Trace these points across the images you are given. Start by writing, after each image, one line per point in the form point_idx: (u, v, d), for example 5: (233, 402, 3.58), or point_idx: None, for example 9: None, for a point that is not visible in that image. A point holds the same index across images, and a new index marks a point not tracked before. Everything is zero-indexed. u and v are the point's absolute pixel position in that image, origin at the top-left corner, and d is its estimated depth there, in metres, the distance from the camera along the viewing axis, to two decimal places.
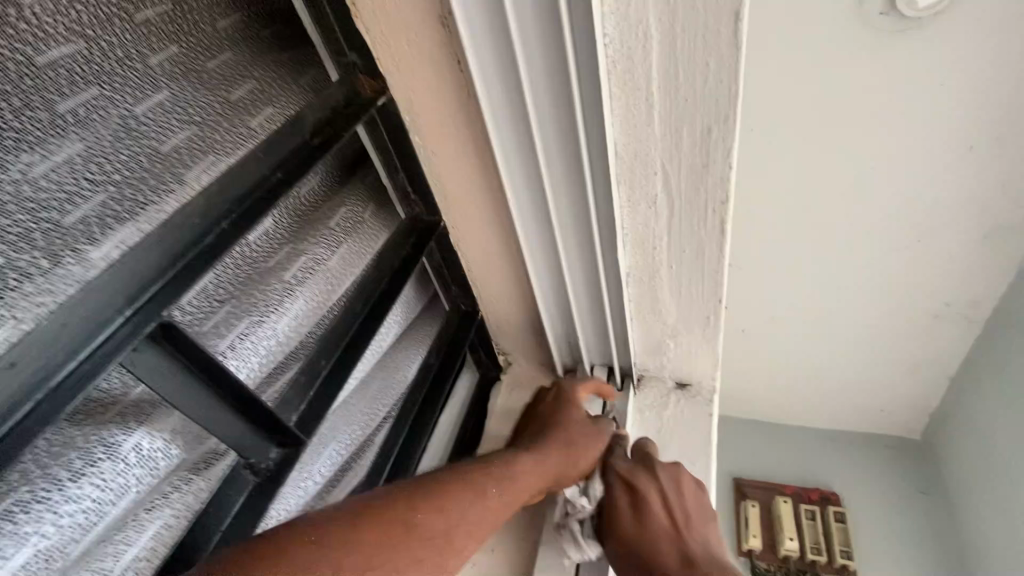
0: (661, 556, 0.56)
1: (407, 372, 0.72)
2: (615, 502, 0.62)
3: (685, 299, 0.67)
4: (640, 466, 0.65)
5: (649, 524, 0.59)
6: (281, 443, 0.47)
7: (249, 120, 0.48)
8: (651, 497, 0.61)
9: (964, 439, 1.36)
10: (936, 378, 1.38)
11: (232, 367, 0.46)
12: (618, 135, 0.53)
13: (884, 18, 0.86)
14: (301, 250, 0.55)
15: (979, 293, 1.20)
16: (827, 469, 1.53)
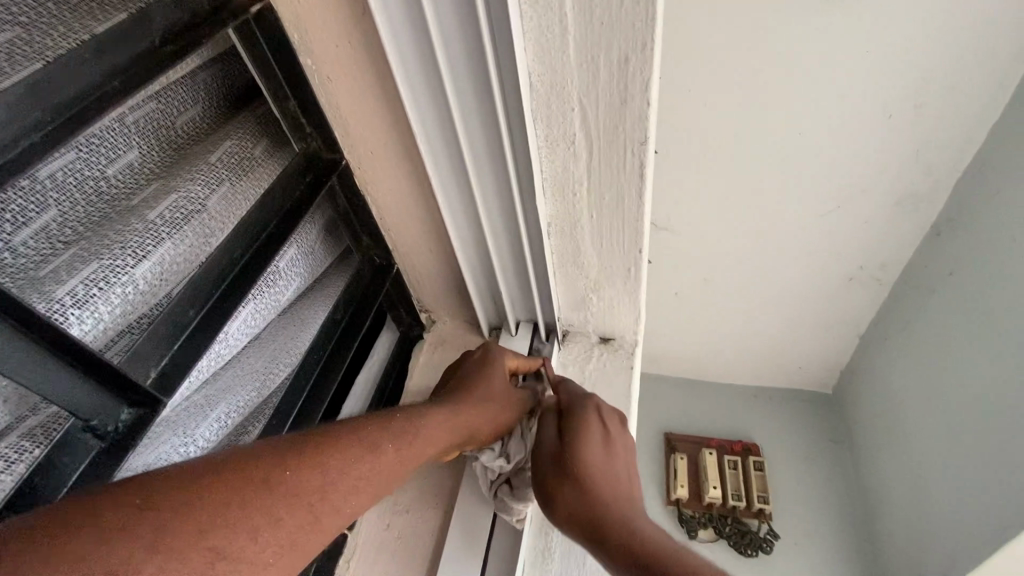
0: (612, 494, 0.54)
1: (311, 327, 0.65)
2: (587, 427, 0.60)
3: (607, 250, 0.65)
4: (617, 418, 0.63)
5: (611, 465, 0.57)
6: (134, 402, 0.40)
7: (92, 22, 0.38)
8: (620, 447, 0.60)
9: (869, 391, 1.47)
10: (847, 336, 1.47)
11: (74, 320, 0.39)
12: (531, 62, 0.48)
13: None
14: (169, 187, 0.48)
15: (890, 256, 1.27)
16: (748, 422, 1.62)
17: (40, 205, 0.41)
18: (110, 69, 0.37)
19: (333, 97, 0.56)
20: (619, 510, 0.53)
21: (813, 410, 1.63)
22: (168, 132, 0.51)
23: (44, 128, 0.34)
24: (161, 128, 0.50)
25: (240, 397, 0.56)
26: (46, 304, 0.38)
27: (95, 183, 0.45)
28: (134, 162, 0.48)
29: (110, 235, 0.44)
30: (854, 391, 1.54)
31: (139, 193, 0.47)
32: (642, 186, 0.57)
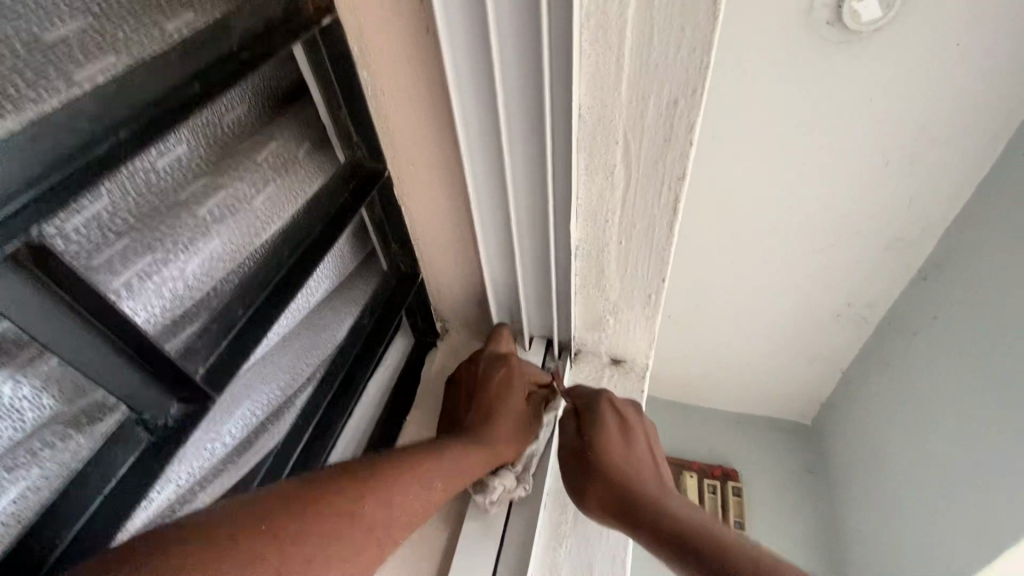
0: (637, 476, 0.60)
1: (336, 334, 0.66)
2: (604, 419, 0.66)
3: (630, 276, 0.67)
4: (629, 407, 0.69)
5: (631, 449, 0.64)
6: (184, 400, 0.41)
7: (168, 19, 0.39)
8: (636, 432, 0.66)
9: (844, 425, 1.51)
10: (828, 371, 1.51)
11: (127, 310, 0.40)
12: (583, 96, 0.50)
13: (830, 29, 0.90)
14: (219, 185, 0.47)
15: (876, 294, 1.31)
16: (728, 447, 1.65)
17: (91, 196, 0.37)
18: (190, 72, 0.38)
19: (383, 110, 0.57)
20: (646, 488, 0.59)
21: (791, 440, 1.67)
22: (215, 132, 0.45)
23: (130, 128, 0.35)
24: (210, 130, 0.45)
25: (263, 396, 0.57)
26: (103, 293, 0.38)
27: (146, 177, 0.40)
28: (183, 158, 0.44)
29: (158, 229, 0.43)
30: (830, 424, 1.58)
31: (187, 189, 0.44)
32: (673, 219, 0.59)
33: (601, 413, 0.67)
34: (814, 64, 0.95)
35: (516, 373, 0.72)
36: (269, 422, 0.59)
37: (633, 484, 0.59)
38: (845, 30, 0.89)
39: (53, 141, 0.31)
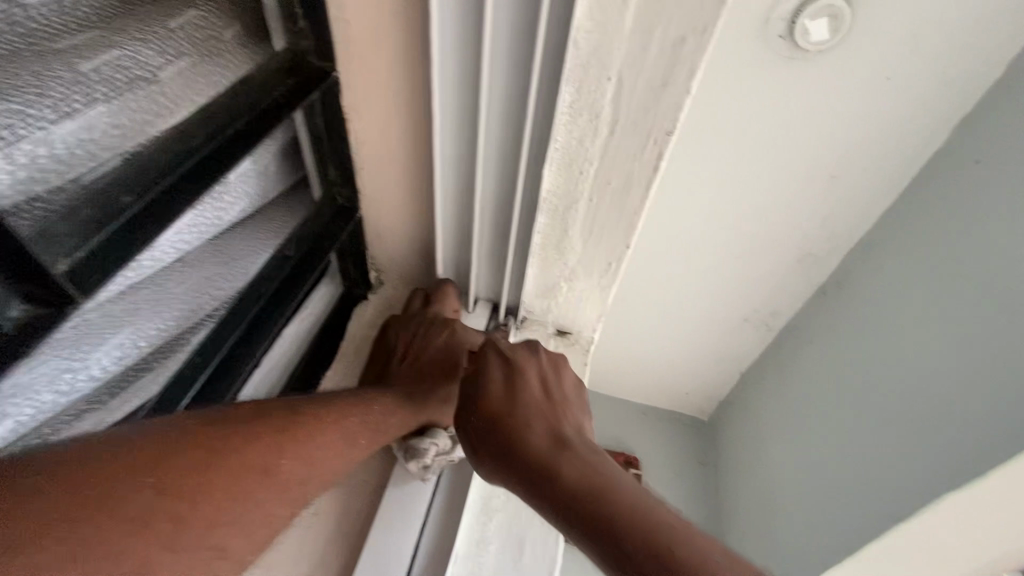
0: (527, 434, 0.48)
1: (253, 265, 0.55)
2: (485, 374, 0.53)
3: (594, 239, 0.63)
4: (519, 347, 0.56)
5: (520, 400, 0.51)
6: (29, 299, 0.31)
7: None
8: (527, 375, 0.53)
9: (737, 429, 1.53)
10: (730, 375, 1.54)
11: None
12: (584, 17, 0.44)
13: (781, 43, 0.86)
14: (109, 37, 0.35)
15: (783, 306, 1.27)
16: (633, 441, 1.65)
17: None
18: None
19: None
20: (538, 449, 0.47)
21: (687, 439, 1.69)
22: None
23: None
24: None
25: (150, 324, 0.46)
26: None
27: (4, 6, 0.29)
28: None
29: (17, 74, 0.30)
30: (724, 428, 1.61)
31: (67, 35, 0.33)
32: (652, 180, 0.56)
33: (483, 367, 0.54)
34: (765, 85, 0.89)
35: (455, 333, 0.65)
36: (154, 359, 0.47)
37: (520, 442, 0.47)
38: (794, 46, 0.86)
39: None
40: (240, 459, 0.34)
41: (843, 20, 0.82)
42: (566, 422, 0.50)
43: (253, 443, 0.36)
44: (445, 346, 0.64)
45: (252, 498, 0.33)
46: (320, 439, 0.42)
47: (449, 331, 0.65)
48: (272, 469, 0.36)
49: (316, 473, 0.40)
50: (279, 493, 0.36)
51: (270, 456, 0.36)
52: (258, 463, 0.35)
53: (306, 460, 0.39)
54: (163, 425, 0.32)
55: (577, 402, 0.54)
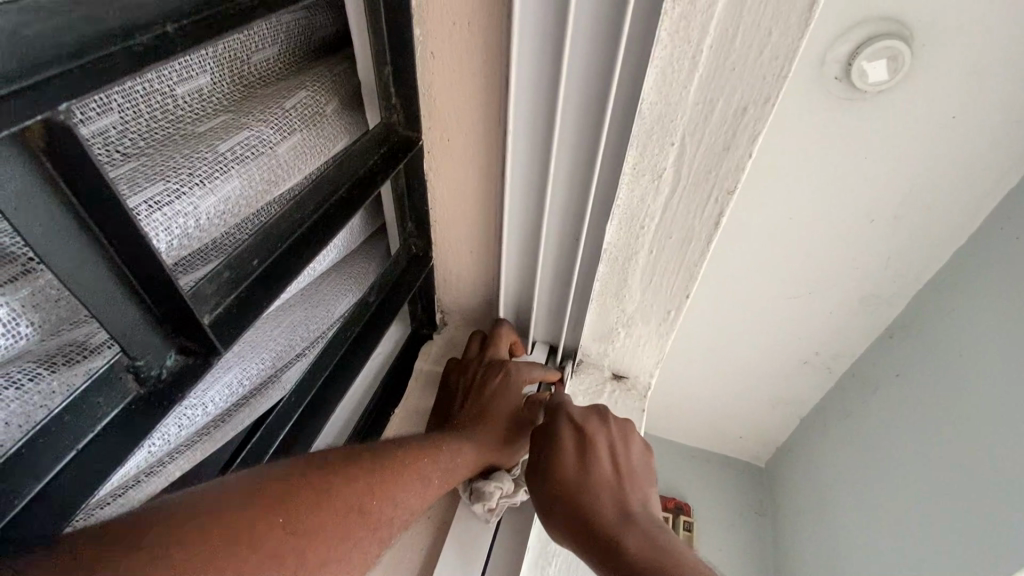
0: (598, 509, 0.53)
1: (336, 309, 0.60)
2: (558, 441, 0.57)
3: (653, 288, 0.65)
4: (592, 416, 0.60)
5: (592, 472, 0.55)
6: (183, 349, 0.35)
7: None
8: (599, 446, 0.57)
9: (795, 477, 1.48)
10: (787, 419, 1.49)
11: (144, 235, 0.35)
12: (650, 90, 0.48)
13: (837, 84, 0.87)
14: (241, 122, 0.44)
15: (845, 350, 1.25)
16: (683, 483, 1.65)
17: (103, 108, 0.35)
18: None
19: (430, 76, 0.53)
20: (607, 525, 0.51)
21: (741, 483, 1.65)
22: (239, 68, 0.46)
23: (179, 24, 0.29)
24: (235, 63, 0.45)
25: (253, 364, 0.50)
26: (123, 206, 0.34)
27: (162, 100, 0.39)
28: (204, 88, 0.43)
29: (173, 158, 0.39)
30: (782, 475, 1.55)
31: (206, 121, 0.43)
32: (713, 235, 0.58)
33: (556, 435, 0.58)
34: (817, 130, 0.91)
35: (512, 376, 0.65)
36: (253, 394, 0.54)
37: (589, 513, 0.52)
38: (851, 87, 0.86)
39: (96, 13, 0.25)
40: (337, 500, 0.40)
41: (902, 61, 0.81)
42: (634, 498, 0.54)
43: (347, 484, 0.42)
44: (500, 389, 0.64)
45: (347, 536, 0.40)
46: (402, 482, 0.47)
47: (503, 372, 0.65)
48: (363, 509, 0.42)
49: (397, 512, 0.45)
50: (367, 531, 0.41)
51: (360, 498, 0.42)
52: (352, 505, 0.41)
53: (391, 504, 0.45)
54: (274, 473, 0.38)
55: (644, 472, 0.57)
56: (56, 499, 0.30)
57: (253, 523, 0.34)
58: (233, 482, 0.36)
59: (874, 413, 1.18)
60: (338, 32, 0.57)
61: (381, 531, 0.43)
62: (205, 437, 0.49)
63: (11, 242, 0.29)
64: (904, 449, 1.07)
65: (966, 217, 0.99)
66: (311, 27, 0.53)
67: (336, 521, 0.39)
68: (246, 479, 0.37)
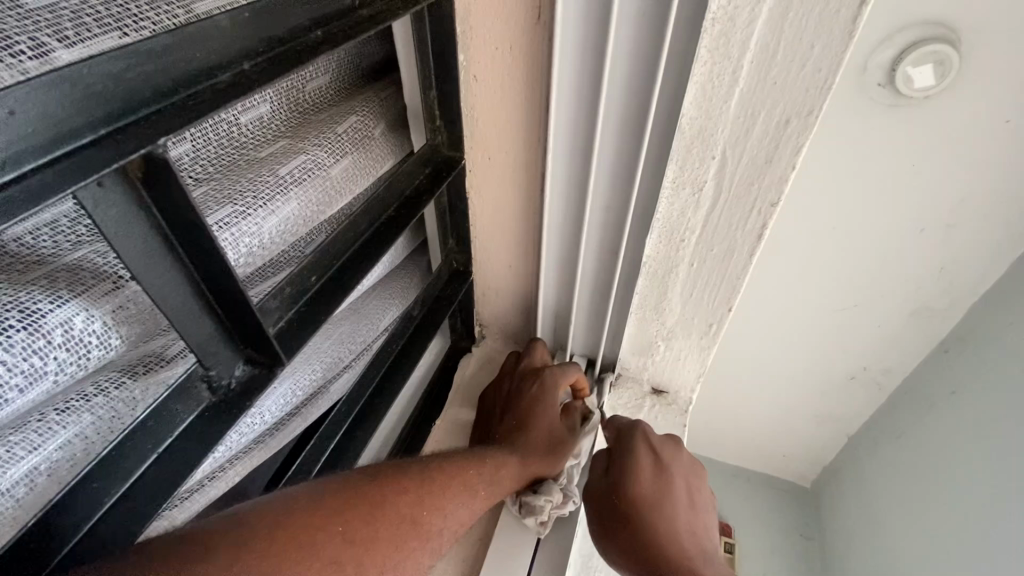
0: (665, 528, 0.57)
1: (380, 323, 0.62)
2: (637, 461, 0.60)
3: (694, 301, 0.65)
4: (671, 445, 0.63)
5: (668, 502, 0.59)
6: (250, 360, 0.37)
7: None
8: (676, 475, 0.61)
9: (844, 498, 1.41)
10: (834, 438, 1.43)
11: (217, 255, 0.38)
12: (691, 105, 0.49)
13: (881, 91, 0.85)
14: (298, 147, 0.47)
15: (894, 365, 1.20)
16: (725, 503, 1.60)
17: (177, 138, 0.39)
18: (314, 17, 0.35)
19: (473, 98, 0.55)
20: (681, 556, 0.56)
21: (787, 504, 1.58)
22: (295, 96, 0.49)
23: (253, 59, 0.31)
24: (292, 92, 0.48)
25: (305, 375, 0.53)
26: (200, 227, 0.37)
27: (229, 129, 0.43)
28: (264, 116, 0.46)
29: (240, 181, 0.42)
30: (830, 496, 1.49)
31: (267, 147, 0.46)
32: (755, 247, 0.57)
33: (636, 458, 0.61)
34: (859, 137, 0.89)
35: (549, 386, 0.65)
36: (304, 404, 0.56)
37: (660, 536, 0.56)
38: (897, 93, 0.84)
39: (186, 54, 0.28)
40: (390, 510, 0.41)
41: (951, 64, 0.79)
42: (698, 529, 0.59)
43: (400, 494, 0.43)
44: (538, 399, 0.65)
45: (401, 544, 0.41)
46: (449, 496, 0.48)
47: (539, 381, 0.66)
48: (416, 519, 0.43)
49: (446, 523, 0.46)
50: (419, 542, 0.42)
51: (413, 509, 0.43)
52: (405, 515, 0.42)
53: (440, 515, 0.46)
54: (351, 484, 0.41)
55: (706, 505, 0.63)
56: (138, 498, 0.32)
57: (313, 535, 0.35)
58: (302, 489, 0.38)
59: (931, 432, 1.12)
60: (385, 56, 0.60)
61: (432, 541, 0.44)
62: (260, 445, 0.52)
63: (104, 261, 0.32)
64: (964, 471, 1.01)
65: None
66: (359, 54, 0.56)
67: (390, 530, 0.41)
68: (325, 486, 0.39)
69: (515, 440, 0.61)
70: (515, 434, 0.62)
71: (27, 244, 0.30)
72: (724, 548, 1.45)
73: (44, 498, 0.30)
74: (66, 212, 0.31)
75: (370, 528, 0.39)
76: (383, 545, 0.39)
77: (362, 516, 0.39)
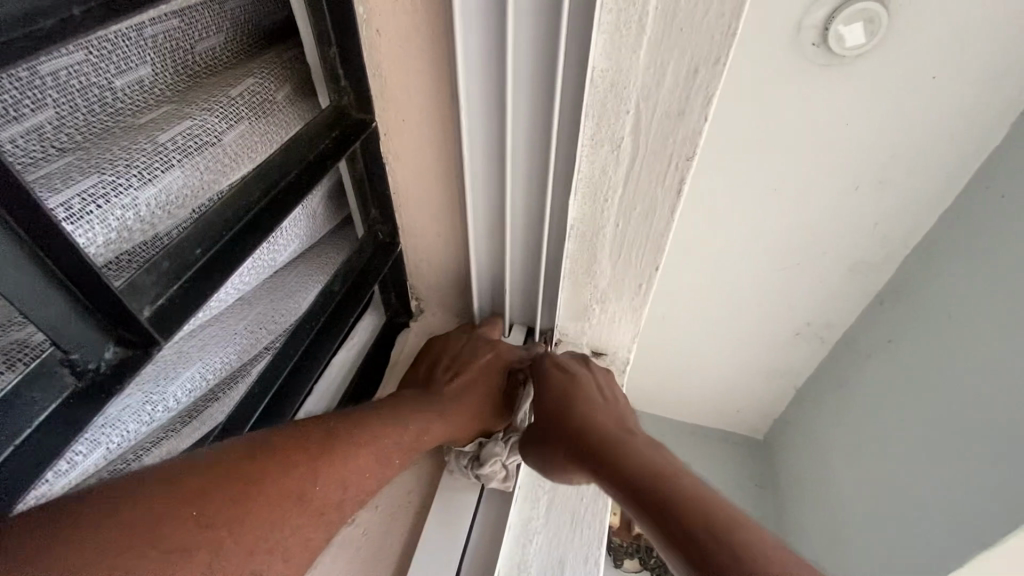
0: (595, 436, 0.58)
1: (302, 300, 0.60)
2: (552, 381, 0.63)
3: (623, 261, 0.65)
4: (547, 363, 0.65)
5: (581, 419, 0.59)
6: (124, 342, 0.35)
7: None
8: (590, 393, 0.63)
9: (795, 446, 1.48)
10: (779, 389, 1.49)
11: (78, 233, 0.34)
12: (598, 56, 0.47)
13: (816, 52, 0.86)
14: (183, 113, 0.43)
15: (828, 314, 1.26)
16: (686, 460, 1.65)
17: (36, 103, 0.34)
18: None
19: (378, 55, 0.52)
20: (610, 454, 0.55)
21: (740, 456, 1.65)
22: (182, 59, 0.45)
23: (86, 4, 0.28)
24: (177, 53, 0.44)
25: (217, 357, 0.50)
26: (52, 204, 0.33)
27: (102, 94, 0.39)
28: (144, 80, 0.42)
29: (110, 149, 0.38)
30: (782, 446, 1.56)
31: (147, 114, 0.42)
32: (676, 203, 0.57)
33: (570, 380, 0.63)
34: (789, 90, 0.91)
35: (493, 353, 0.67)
36: (222, 389, 0.53)
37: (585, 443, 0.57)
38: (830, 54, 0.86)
39: None
40: (278, 495, 0.41)
41: (881, 22, 0.81)
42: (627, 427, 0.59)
43: (290, 470, 0.42)
44: (483, 366, 0.66)
45: (283, 523, 0.40)
46: (354, 463, 0.47)
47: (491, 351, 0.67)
48: (304, 495, 0.42)
49: (345, 496, 0.46)
50: (309, 519, 0.42)
51: (304, 484, 0.43)
52: (291, 489, 0.42)
53: (338, 487, 0.45)
54: (233, 458, 0.40)
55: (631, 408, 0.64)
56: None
57: (174, 521, 0.34)
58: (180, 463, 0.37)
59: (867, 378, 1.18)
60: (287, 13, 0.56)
61: (326, 515, 0.43)
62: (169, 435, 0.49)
63: None
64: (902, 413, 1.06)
65: (943, 177, 0.99)
66: (265, 17, 0.53)
67: (271, 511, 0.39)
68: (208, 458, 0.38)
69: (448, 399, 0.61)
70: (451, 393, 0.62)
71: None
72: None
73: None
74: None
75: (250, 510, 0.38)
76: (254, 527, 0.38)
77: (243, 502, 0.38)
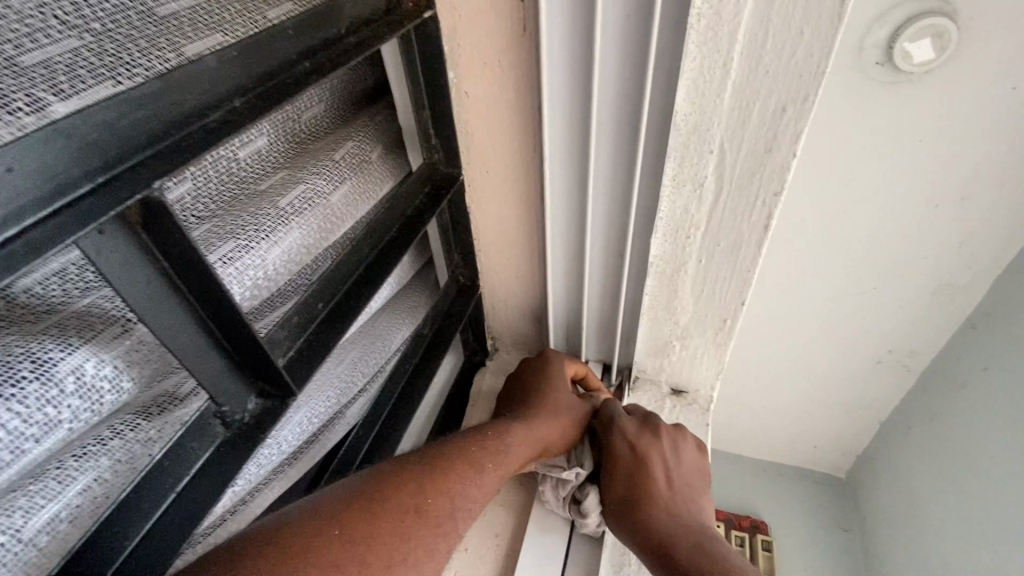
0: (654, 516, 0.55)
1: (392, 343, 0.63)
2: (616, 440, 0.61)
3: (706, 297, 0.64)
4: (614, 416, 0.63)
5: (640, 495, 0.57)
6: (264, 393, 0.38)
7: (267, 9, 0.36)
8: (655, 464, 0.59)
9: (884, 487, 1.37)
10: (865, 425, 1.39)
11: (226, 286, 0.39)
12: (682, 101, 0.48)
13: (880, 68, 0.83)
14: (298, 178, 0.47)
15: (918, 343, 1.18)
16: (760, 499, 1.56)
17: (179, 177, 0.38)
18: (302, 50, 0.36)
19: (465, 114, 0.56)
20: (667, 536, 0.54)
21: (825, 496, 1.54)
22: (292, 127, 0.48)
23: (245, 95, 0.32)
24: (289, 123, 0.47)
25: (321, 403, 0.53)
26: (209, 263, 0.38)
27: (228, 164, 0.42)
28: (263, 149, 0.45)
29: (241, 215, 0.42)
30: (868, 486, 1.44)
31: (266, 179, 0.45)
32: (763, 238, 0.56)
33: (648, 444, 0.60)
34: (860, 116, 0.89)
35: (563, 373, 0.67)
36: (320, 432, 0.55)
37: (642, 519, 0.55)
38: (896, 69, 0.82)
39: (176, 98, 0.29)
40: (395, 503, 0.44)
41: (949, 36, 0.77)
42: (688, 515, 0.56)
43: (405, 486, 0.45)
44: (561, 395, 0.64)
45: (408, 535, 0.43)
46: (456, 476, 0.49)
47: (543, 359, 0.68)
48: (421, 509, 0.45)
49: (455, 506, 0.48)
50: (428, 530, 0.44)
51: (419, 498, 0.46)
52: (411, 506, 0.45)
53: (449, 499, 0.48)
54: (368, 477, 0.45)
55: (699, 487, 0.60)
56: (159, 535, 0.32)
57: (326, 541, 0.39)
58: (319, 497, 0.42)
59: (965, 414, 1.09)
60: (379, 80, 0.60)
61: (443, 527, 0.46)
62: (278, 477, 0.52)
63: (112, 306, 0.32)
64: (1005, 454, 0.97)
65: None
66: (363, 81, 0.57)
67: (395, 525, 0.43)
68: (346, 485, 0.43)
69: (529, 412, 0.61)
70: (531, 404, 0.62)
71: (37, 293, 0.30)
72: (760, 546, 1.43)
73: (66, 545, 0.31)
74: (73, 260, 0.31)
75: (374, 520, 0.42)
76: (388, 540, 0.42)
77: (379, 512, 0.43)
